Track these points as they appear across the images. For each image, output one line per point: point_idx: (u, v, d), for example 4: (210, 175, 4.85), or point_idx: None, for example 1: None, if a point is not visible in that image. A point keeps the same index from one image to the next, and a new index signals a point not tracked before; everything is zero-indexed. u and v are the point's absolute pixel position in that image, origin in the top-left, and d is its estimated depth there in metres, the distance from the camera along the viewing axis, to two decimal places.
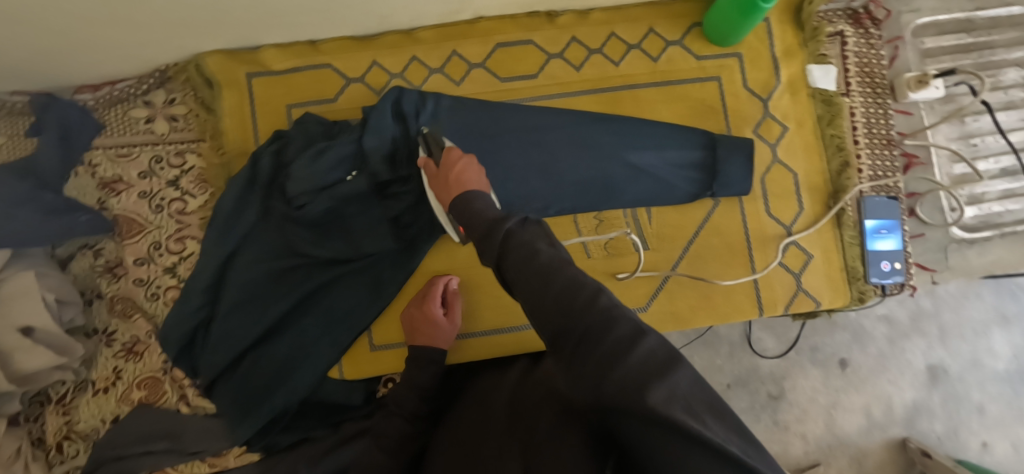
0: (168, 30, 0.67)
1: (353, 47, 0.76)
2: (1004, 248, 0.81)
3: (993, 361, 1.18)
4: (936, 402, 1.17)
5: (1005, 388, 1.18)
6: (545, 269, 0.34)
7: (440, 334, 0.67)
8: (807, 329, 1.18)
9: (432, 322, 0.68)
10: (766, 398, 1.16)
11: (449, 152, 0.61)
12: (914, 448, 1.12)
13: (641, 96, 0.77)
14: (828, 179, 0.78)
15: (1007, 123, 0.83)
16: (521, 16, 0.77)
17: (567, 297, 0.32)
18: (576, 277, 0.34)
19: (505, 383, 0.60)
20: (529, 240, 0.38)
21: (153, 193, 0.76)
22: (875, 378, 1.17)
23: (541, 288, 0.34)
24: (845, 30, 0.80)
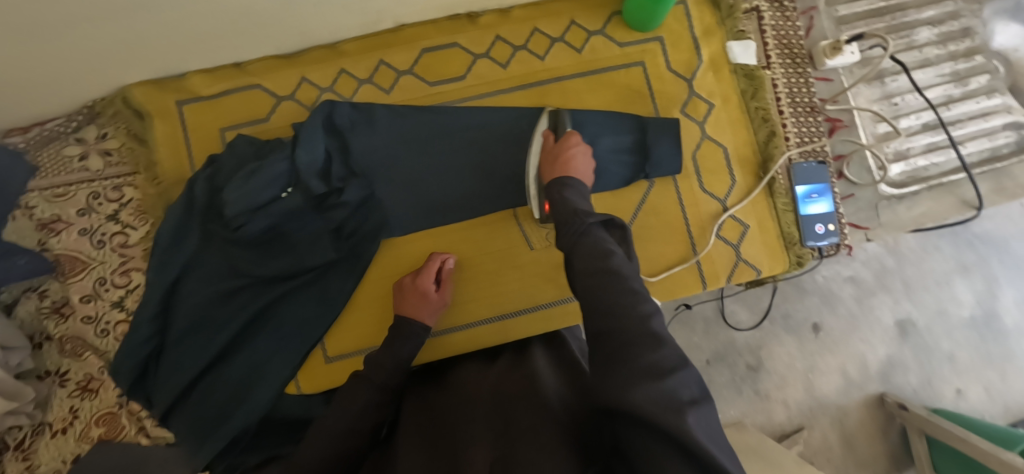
0: (88, 66, 0.67)
1: (279, 66, 0.77)
2: (933, 201, 0.84)
3: (958, 309, 1.23)
4: (908, 355, 1.22)
5: (972, 335, 1.23)
6: (614, 276, 0.44)
7: (428, 309, 0.68)
8: (778, 297, 1.20)
9: (424, 299, 0.69)
10: (744, 369, 1.18)
11: (572, 137, 0.67)
12: (891, 402, 1.16)
13: (569, 87, 0.79)
14: (757, 149, 0.80)
15: (925, 80, 0.87)
16: (444, 20, 0.78)
17: (631, 303, 0.41)
18: (641, 288, 0.43)
19: (476, 373, 0.64)
20: (608, 246, 0.48)
21: (93, 229, 0.76)
22: (847, 338, 1.21)
23: (607, 288, 0.43)
24: (760, 5, 0.83)
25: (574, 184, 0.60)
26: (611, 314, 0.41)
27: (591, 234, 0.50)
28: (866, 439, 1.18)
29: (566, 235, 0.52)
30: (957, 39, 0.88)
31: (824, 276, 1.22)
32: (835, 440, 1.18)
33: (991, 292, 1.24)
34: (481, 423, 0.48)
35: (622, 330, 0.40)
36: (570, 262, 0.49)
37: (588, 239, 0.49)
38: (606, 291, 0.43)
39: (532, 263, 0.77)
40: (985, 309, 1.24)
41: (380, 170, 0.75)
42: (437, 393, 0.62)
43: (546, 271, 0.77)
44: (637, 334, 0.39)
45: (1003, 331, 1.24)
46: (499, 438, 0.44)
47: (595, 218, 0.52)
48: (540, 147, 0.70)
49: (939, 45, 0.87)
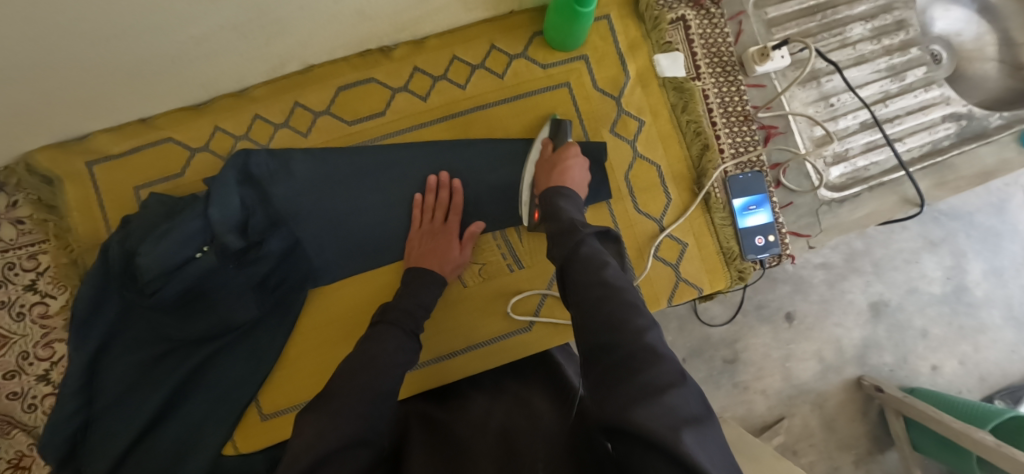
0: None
1: (189, 117, 0.74)
2: (875, 201, 0.82)
3: (929, 285, 1.23)
4: (882, 334, 1.21)
5: (944, 310, 1.23)
6: (611, 288, 0.42)
7: (449, 260, 0.69)
8: (750, 290, 1.18)
9: (445, 253, 0.69)
10: (721, 364, 1.17)
11: (568, 146, 0.70)
12: (868, 385, 1.15)
13: (493, 115, 0.76)
14: (691, 164, 0.78)
15: (859, 78, 0.85)
16: (357, 56, 0.75)
17: (627, 317, 0.40)
18: (635, 301, 0.42)
19: (472, 402, 0.61)
20: (603, 257, 0.46)
21: (11, 301, 0.73)
22: (821, 324, 1.20)
23: (600, 302, 0.42)
24: (685, 14, 0.80)
25: (573, 194, 0.62)
26: (607, 326, 0.40)
27: (586, 244, 0.48)
28: (847, 421, 1.18)
29: (559, 245, 0.51)
30: (891, 32, 0.86)
31: (795, 264, 1.20)
32: (816, 426, 1.17)
33: (960, 266, 1.24)
34: (479, 467, 0.43)
35: (618, 345, 0.38)
36: (565, 276, 0.47)
37: (583, 250, 0.47)
38: (604, 306, 0.41)
39: (466, 301, 0.75)
40: (954, 283, 1.24)
41: (303, 217, 0.73)
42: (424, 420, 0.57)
43: (481, 307, 0.75)
44: (633, 350, 0.37)
45: (974, 303, 1.24)
46: None
47: (590, 229, 0.51)
48: (535, 156, 0.72)
49: (873, 40, 0.86)
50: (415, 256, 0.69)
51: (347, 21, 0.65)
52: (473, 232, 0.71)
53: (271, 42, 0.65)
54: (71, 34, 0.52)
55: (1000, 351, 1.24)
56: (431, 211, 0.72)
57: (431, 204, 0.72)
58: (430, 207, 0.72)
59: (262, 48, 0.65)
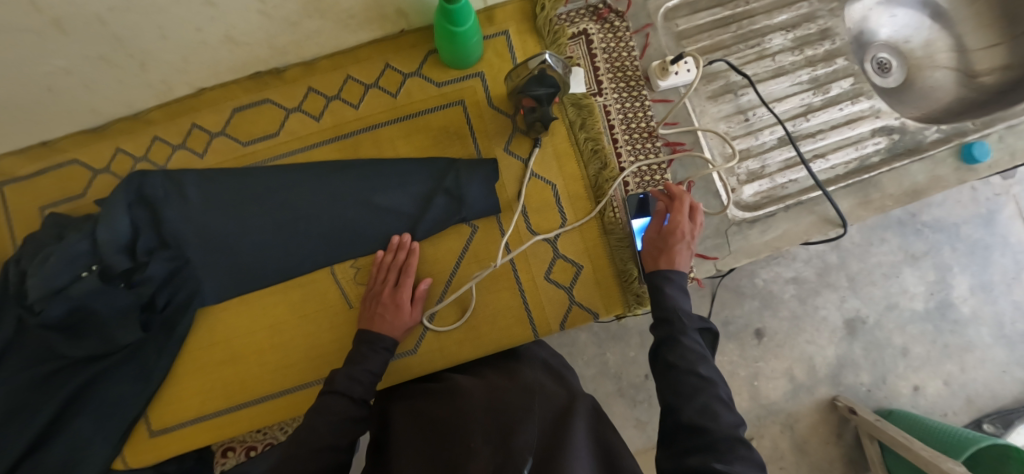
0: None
1: (90, 140, 0.76)
2: (790, 222, 0.78)
3: (911, 302, 1.09)
4: (859, 353, 1.08)
5: (928, 327, 1.09)
6: (702, 385, 0.51)
7: (399, 322, 0.69)
8: (716, 304, 1.08)
9: (394, 316, 0.69)
10: None
11: (678, 208, 0.67)
12: (842, 406, 1.04)
13: (382, 136, 0.76)
14: (588, 183, 0.76)
15: (778, 91, 0.81)
16: (249, 78, 0.76)
17: (716, 406, 0.49)
18: (726, 395, 0.51)
19: (455, 377, 0.68)
20: (701, 350, 0.55)
21: None
22: (793, 340, 1.08)
23: (694, 391, 0.51)
24: (587, 29, 0.78)
25: (674, 278, 0.62)
26: (703, 415, 0.49)
27: (687, 337, 0.56)
28: (821, 444, 1.06)
29: (659, 327, 0.59)
30: (814, 42, 0.82)
31: (764, 279, 1.09)
32: (786, 448, 1.05)
33: (945, 281, 1.10)
34: (471, 423, 0.51)
35: (707, 430, 0.47)
36: (658, 360, 0.57)
37: (684, 343, 0.55)
38: (695, 397, 0.51)
39: (352, 321, 0.75)
40: (939, 299, 1.10)
41: (190, 239, 0.73)
42: (406, 409, 0.63)
43: None
44: (721, 434, 0.46)
45: (960, 320, 1.09)
46: (492, 427, 0.49)
47: (694, 323, 0.58)
48: (648, 235, 0.68)
49: (793, 52, 0.81)
50: (367, 320, 0.69)
51: (220, 47, 0.66)
52: (421, 291, 0.71)
53: (145, 69, 0.66)
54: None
55: (990, 372, 1.09)
56: (390, 274, 0.71)
57: (387, 264, 0.72)
58: (387, 268, 0.71)
59: (140, 75, 0.67)
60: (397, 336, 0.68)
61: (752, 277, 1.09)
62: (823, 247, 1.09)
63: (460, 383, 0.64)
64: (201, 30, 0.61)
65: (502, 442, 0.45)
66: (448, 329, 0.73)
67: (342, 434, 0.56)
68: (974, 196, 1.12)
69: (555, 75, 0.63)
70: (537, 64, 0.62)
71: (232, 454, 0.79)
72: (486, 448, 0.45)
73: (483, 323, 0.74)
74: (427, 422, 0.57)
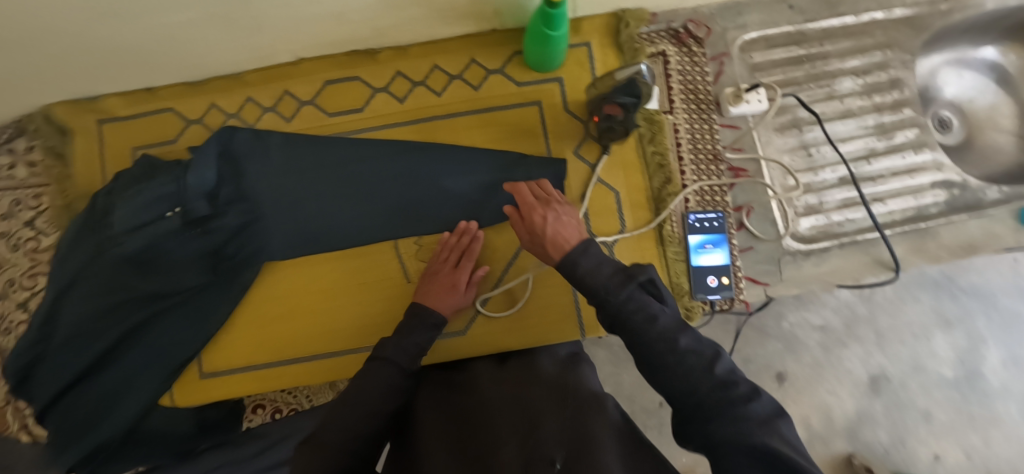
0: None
1: (188, 92, 0.81)
2: (842, 258, 0.80)
3: (938, 366, 1.08)
4: (879, 410, 1.07)
5: (954, 395, 1.08)
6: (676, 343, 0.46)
7: (453, 301, 0.70)
8: (740, 341, 1.07)
9: (447, 295, 0.70)
10: None
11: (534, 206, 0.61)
12: (857, 464, 1.03)
13: (459, 124, 0.80)
14: (651, 195, 0.78)
15: (844, 132, 0.83)
16: (344, 55, 0.81)
17: (701, 369, 0.44)
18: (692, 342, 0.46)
19: (476, 367, 0.69)
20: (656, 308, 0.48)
21: (11, 234, 0.81)
22: (813, 388, 1.07)
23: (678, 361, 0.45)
24: (666, 50, 0.82)
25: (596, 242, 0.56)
26: None
27: None
28: None
29: None
30: (884, 90, 0.84)
31: (791, 322, 1.09)
32: None
33: (975, 350, 1.09)
34: (499, 419, 0.52)
35: None
36: None
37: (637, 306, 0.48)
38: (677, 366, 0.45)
39: (406, 296, 0.76)
40: (967, 368, 1.09)
41: (260, 196, 0.77)
42: (427, 396, 0.64)
43: None
44: None
45: (988, 392, 1.08)
46: (520, 424, 0.50)
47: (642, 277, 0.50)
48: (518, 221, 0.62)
49: (863, 97, 0.84)
50: (421, 294, 0.71)
51: (328, 22, 0.70)
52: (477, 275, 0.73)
53: (257, 32, 0.71)
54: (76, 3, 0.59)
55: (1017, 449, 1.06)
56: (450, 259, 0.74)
57: (451, 245, 0.74)
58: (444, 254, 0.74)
59: (250, 38, 0.71)
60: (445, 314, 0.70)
61: (778, 320, 1.09)
62: (853, 297, 1.09)
63: (485, 374, 0.66)
64: (317, 3, 0.65)
65: (530, 442, 0.46)
66: (498, 316, 0.75)
67: (388, 401, 0.57)
68: (1016, 266, 1.12)
69: (642, 83, 0.67)
70: (630, 73, 0.66)
71: (261, 412, 0.82)
72: (515, 448, 0.46)
73: (532, 315, 0.76)
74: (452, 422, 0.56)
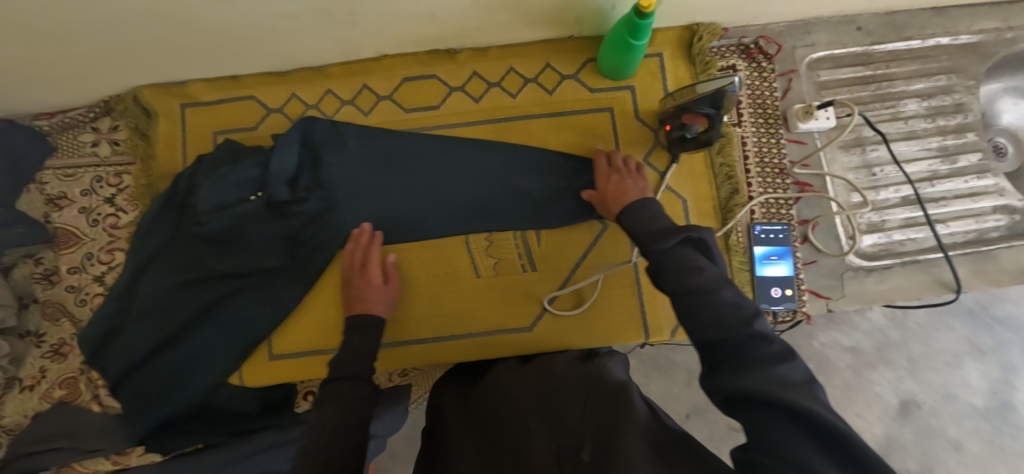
0: (93, 65, 0.75)
1: (271, 81, 0.84)
2: (903, 277, 0.81)
3: (969, 395, 0.99)
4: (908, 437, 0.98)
5: (983, 425, 0.98)
6: (705, 292, 0.45)
7: (376, 299, 0.71)
8: None
9: (372, 294, 0.71)
10: (724, 428, 1.02)
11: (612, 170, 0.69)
12: None
13: (532, 125, 0.82)
14: (717, 204, 0.80)
15: (907, 153, 0.84)
16: (424, 53, 0.83)
17: (730, 315, 0.43)
18: (734, 296, 0.44)
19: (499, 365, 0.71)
20: (694, 260, 0.47)
21: (91, 209, 0.84)
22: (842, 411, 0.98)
23: (706, 311, 0.44)
24: (736, 64, 0.84)
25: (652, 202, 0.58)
26: None
27: None
28: None
29: None
30: (948, 114, 0.86)
31: (822, 342, 0.98)
32: None
33: (1009, 382, 0.99)
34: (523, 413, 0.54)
35: None
36: None
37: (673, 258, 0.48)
38: (703, 313, 0.44)
39: (474, 290, 0.78)
40: (998, 398, 0.99)
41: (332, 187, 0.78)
42: (453, 400, 0.66)
43: (486, 299, 0.78)
44: None
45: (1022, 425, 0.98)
46: (547, 421, 0.51)
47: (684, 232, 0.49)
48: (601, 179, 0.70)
49: (926, 119, 0.85)
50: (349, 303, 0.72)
51: (420, 21, 0.73)
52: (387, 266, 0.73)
53: (351, 28, 0.73)
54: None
55: None
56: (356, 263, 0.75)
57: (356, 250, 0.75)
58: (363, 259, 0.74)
59: (344, 32, 0.74)
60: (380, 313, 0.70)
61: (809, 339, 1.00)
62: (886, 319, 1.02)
63: (506, 371, 0.67)
64: (416, 2, 0.67)
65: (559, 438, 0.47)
66: (565, 315, 0.77)
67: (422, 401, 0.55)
68: None
69: (729, 97, 0.67)
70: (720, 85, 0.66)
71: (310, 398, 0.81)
72: (543, 446, 0.47)
73: (598, 316, 0.77)
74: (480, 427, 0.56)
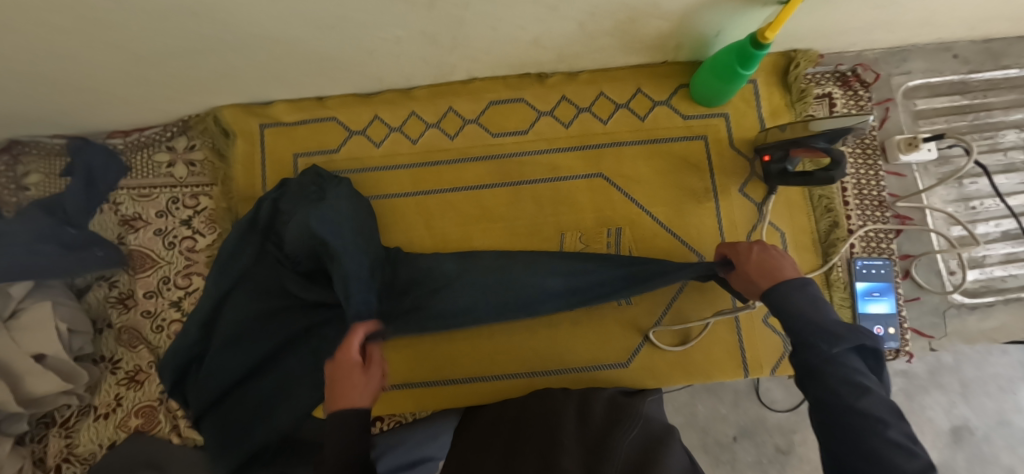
0: (179, 86, 0.73)
1: (356, 103, 0.82)
2: (1008, 315, 0.79)
3: None
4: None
5: None
6: (870, 420, 0.41)
7: (361, 383, 0.54)
8: None
9: (359, 375, 0.55)
10: (773, 452, 0.88)
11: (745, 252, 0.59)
12: None
13: (625, 153, 0.80)
14: (817, 238, 0.77)
15: (1006, 186, 0.82)
16: (513, 77, 0.81)
17: (898, 458, 0.39)
18: (903, 439, 0.40)
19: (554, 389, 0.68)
20: (865, 382, 0.43)
21: (167, 231, 0.82)
22: None
23: (860, 439, 0.41)
24: (832, 92, 0.82)
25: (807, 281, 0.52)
26: None
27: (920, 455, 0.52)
28: None
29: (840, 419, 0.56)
30: None
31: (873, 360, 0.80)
32: None
33: None
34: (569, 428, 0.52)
35: None
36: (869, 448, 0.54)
37: (841, 366, 0.44)
38: (861, 441, 0.41)
39: (568, 323, 0.76)
40: None
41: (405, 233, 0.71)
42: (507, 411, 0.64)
43: (580, 333, 0.76)
44: None
45: None
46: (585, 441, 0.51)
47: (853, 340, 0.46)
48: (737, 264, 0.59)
49: None
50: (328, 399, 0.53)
51: (521, 46, 0.71)
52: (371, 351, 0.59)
53: (450, 53, 0.71)
54: (300, 17, 0.58)
55: None
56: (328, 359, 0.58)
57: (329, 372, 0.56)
58: (338, 360, 0.56)
59: (441, 56, 0.72)
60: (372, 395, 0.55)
61: None
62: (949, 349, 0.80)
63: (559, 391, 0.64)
64: (523, 28, 0.65)
65: (592, 454, 0.47)
66: (665, 349, 0.75)
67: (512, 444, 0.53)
68: None
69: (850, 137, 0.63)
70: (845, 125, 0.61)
71: (379, 423, 0.78)
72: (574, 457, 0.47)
73: (697, 351, 0.76)
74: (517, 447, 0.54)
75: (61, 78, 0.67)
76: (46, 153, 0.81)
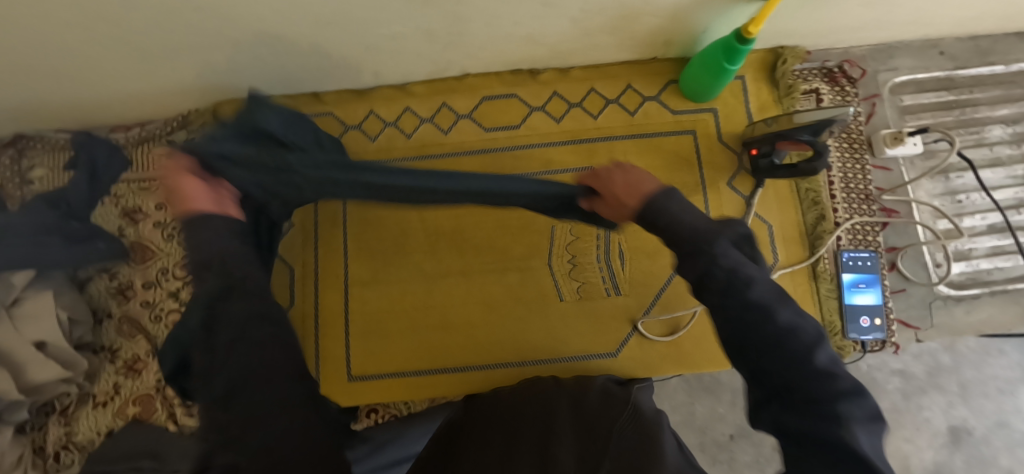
0: (180, 80, 0.75)
1: (352, 99, 0.83)
2: (995, 307, 0.80)
3: None
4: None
5: None
6: (758, 310, 0.34)
7: (196, 194, 0.58)
8: None
9: (195, 188, 0.58)
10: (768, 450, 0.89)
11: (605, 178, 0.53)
12: None
13: (616, 148, 0.81)
14: (804, 231, 0.79)
15: (993, 180, 0.83)
16: (507, 73, 0.83)
17: (795, 337, 0.33)
18: (794, 316, 0.34)
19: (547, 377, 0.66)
20: (743, 265, 0.37)
21: (166, 223, 0.84)
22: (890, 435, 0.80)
23: (760, 337, 0.34)
24: (820, 88, 0.83)
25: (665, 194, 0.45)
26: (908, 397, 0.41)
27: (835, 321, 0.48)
28: None
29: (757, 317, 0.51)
30: None
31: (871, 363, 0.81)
32: None
33: None
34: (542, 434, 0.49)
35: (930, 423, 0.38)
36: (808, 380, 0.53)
37: (722, 261, 0.37)
38: (763, 340, 0.34)
39: (559, 315, 0.77)
40: None
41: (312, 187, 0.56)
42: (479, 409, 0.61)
43: (571, 324, 0.77)
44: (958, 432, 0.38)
45: None
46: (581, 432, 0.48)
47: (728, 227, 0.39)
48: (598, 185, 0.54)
49: (1011, 145, 0.83)
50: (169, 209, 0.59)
51: (515, 42, 0.72)
52: (219, 187, 0.61)
53: (446, 48, 0.73)
54: (300, 12, 0.59)
55: None
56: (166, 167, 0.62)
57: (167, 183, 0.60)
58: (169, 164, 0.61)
59: (437, 52, 0.74)
60: (209, 207, 0.58)
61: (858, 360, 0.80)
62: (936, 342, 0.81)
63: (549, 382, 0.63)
64: (516, 24, 0.67)
65: (586, 445, 0.45)
66: (655, 340, 0.76)
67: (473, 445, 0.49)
68: None
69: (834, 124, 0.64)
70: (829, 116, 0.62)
71: (373, 416, 0.78)
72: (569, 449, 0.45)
73: (687, 342, 0.77)
74: (483, 440, 0.52)
75: (66, 72, 0.68)
76: (51, 147, 0.82)
